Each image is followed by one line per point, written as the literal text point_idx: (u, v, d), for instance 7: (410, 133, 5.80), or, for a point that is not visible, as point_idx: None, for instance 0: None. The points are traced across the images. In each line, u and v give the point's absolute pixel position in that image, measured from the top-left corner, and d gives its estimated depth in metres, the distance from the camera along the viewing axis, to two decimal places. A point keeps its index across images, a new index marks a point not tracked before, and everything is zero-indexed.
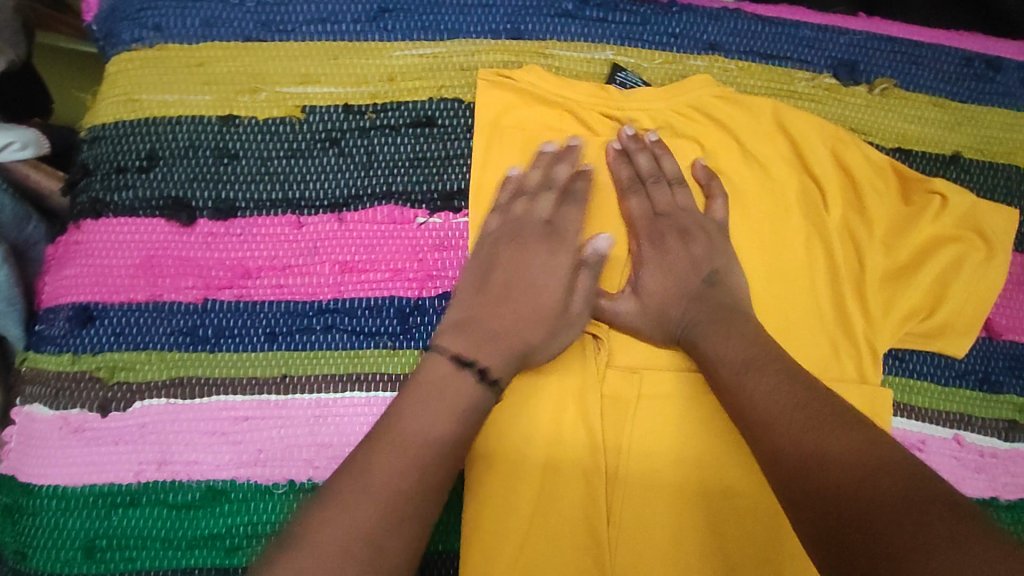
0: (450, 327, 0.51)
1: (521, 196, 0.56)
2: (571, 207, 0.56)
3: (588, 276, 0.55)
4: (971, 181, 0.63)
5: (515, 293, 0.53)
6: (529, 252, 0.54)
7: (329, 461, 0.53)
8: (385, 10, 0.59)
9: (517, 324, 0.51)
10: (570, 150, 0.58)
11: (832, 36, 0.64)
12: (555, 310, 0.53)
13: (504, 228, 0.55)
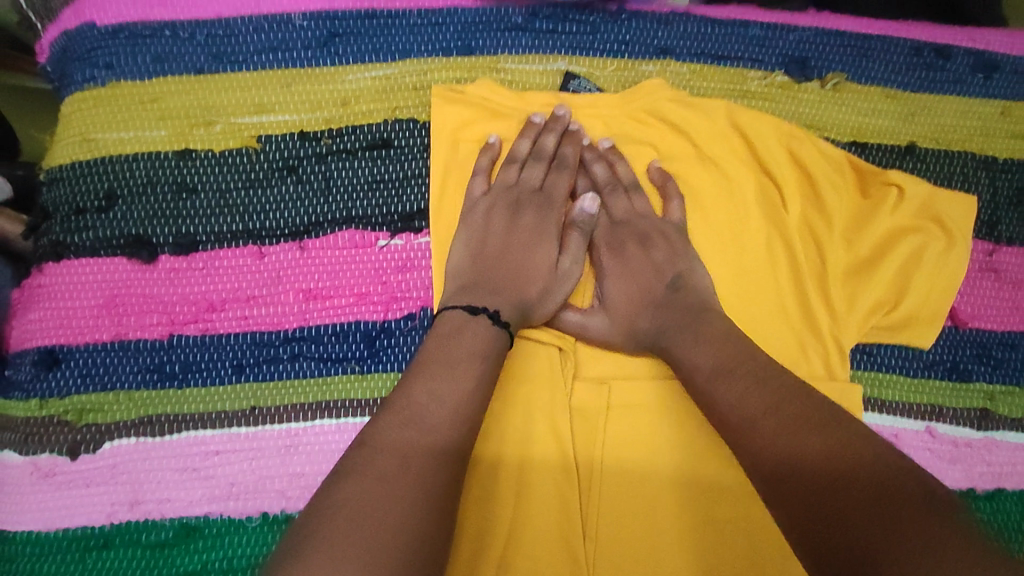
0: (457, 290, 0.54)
1: (513, 164, 0.59)
2: (560, 173, 0.60)
3: (578, 235, 0.59)
4: (928, 170, 0.64)
5: (514, 255, 0.57)
6: (523, 219, 0.58)
7: (302, 491, 0.54)
8: (336, 34, 0.60)
9: (516, 283, 0.55)
10: (532, 125, 0.59)
11: (781, 34, 0.64)
12: (554, 266, 0.57)
13: (500, 194, 0.59)
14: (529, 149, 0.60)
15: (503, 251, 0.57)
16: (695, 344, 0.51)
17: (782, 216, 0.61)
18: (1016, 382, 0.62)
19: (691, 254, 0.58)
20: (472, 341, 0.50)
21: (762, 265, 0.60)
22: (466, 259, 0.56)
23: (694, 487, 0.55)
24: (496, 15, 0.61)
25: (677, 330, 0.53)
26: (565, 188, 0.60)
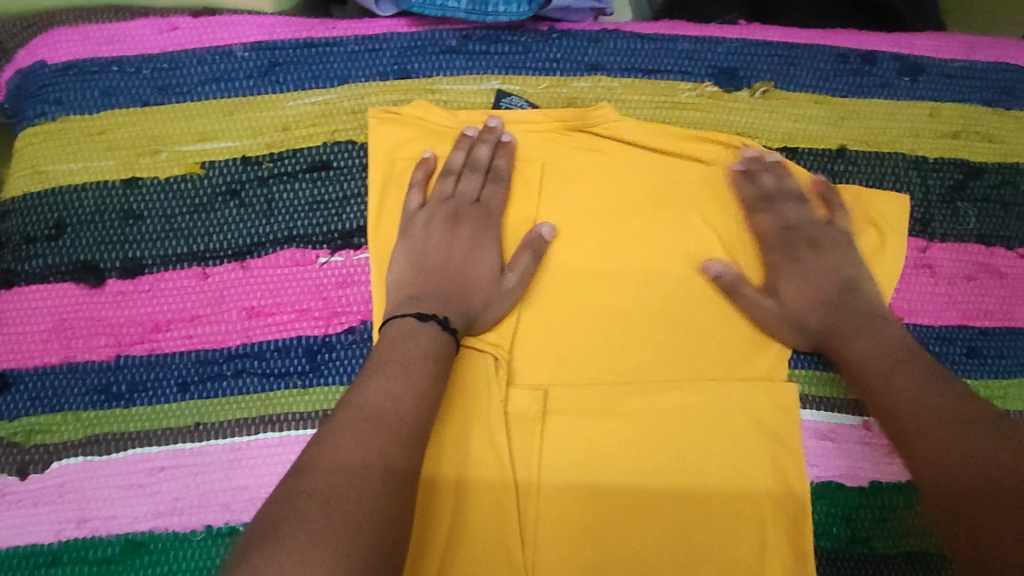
0: (402, 302, 0.56)
1: (449, 177, 0.61)
2: (496, 185, 0.61)
3: (529, 255, 0.59)
4: (859, 172, 0.66)
5: (454, 265, 0.58)
6: (460, 229, 0.59)
7: (246, 503, 0.55)
8: (276, 63, 0.62)
9: (457, 293, 0.57)
10: (467, 138, 0.61)
11: (708, 46, 0.66)
12: (495, 277, 0.58)
13: (438, 206, 0.60)
14: (464, 160, 0.61)
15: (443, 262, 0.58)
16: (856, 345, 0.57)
17: (714, 223, 0.63)
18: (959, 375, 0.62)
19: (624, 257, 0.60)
20: (405, 351, 0.52)
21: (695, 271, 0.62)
22: (408, 272, 0.58)
23: (635, 489, 0.57)
24: (429, 39, 0.64)
25: (848, 328, 0.58)
26: (502, 199, 0.61)
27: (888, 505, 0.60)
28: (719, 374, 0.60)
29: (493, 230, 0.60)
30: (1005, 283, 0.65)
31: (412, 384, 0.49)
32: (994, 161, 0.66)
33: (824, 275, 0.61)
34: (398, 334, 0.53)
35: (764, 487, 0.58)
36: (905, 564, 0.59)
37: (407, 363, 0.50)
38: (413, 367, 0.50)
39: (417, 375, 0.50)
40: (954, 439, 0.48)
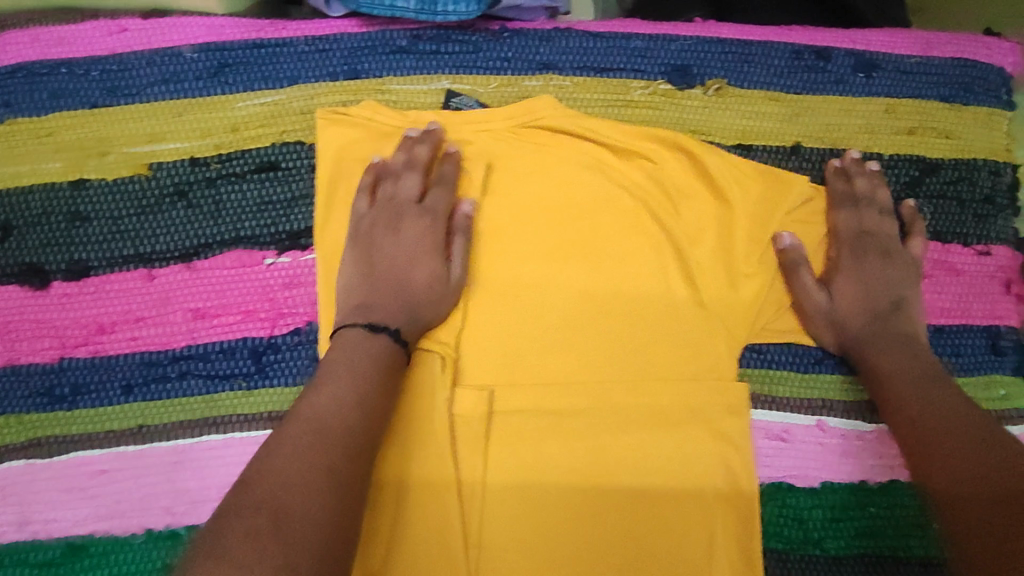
0: (352, 310, 0.56)
1: (394, 179, 0.60)
2: (442, 187, 0.60)
3: (462, 243, 0.59)
4: (812, 169, 0.66)
5: (400, 272, 0.57)
6: (405, 232, 0.58)
7: (187, 506, 0.55)
8: (226, 64, 0.62)
9: (403, 301, 0.56)
10: (408, 141, 0.60)
11: (661, 44, 0.65)
12: (442, 281, 0.57)
13: (383, 210, 0.59)
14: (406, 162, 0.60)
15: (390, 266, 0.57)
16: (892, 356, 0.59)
17: (666, 221, 0.62)
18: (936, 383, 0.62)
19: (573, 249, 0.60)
20: (349, 364, 0.50)
21: (646, 269, 0.61)
22: (356, 280, 0.57)
23: (585, 489, 0.57)
24: (380, 39, 0.63)
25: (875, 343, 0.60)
26: (449, 201, 0.60)
27: (838, 505, 0.60)
28: (669, 374, 0.59)
29: (437, 232, 0.59)
30: (961, 279, 0.65)
31: (356, 396, 0.48)
32: (950, 157, 0.66)
33: (877, 285, 0.61)
34: (345, 348, 0.52)
35: (712, 487, 0.58)
36: (855, 564, 0.59)
37: (350, 372, 0.49)
38: (359, 380, 0.49)
39: (362, 388, 0.49)
40: (963, 456, 0.51)
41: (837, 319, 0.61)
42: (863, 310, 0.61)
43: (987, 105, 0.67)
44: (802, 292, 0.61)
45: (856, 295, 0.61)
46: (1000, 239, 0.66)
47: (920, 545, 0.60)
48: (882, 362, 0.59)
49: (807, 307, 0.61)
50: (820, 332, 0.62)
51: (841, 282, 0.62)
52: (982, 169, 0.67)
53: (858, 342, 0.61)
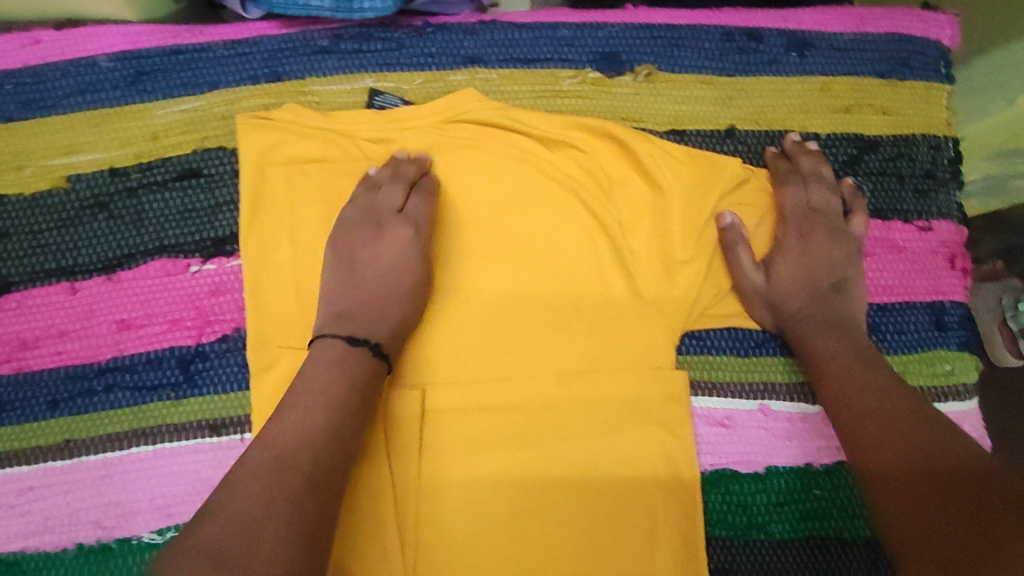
0: (331, 321, 0.55)
1: (374, 187, 0.59)
2: (421, 196, 0.59)
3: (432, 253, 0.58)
4: (748, 152, 0.64)
5: (379, 280, 0.56)
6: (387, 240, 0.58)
7: (117, 520, 0.54)
8: (143, 73, 0.61)
9: (376, 308, 0.55)
10: (395, 156, 0.60)
11: (589, 32, 0.64)
12: (424, 290, 0.57)
13: (360, 218, 0.58)
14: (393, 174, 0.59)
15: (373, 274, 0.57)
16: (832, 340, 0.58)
17: (598, 211, 0.61)
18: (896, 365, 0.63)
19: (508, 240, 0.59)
20: (326, 379, 0.49)
21: (579, 262, 0.60)
22: (336, 287, 0.57)
23: (523, 487, 0.56)
24: (300, 40, 0.63)
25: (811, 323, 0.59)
26: (428, 209, 0.59)
27: (783, 489, 0.60)
28: (606, 366, 0.58)
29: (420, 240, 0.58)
30: (902, 256, 0.64)
31: (326, 419, 0.47)
32: (889, 134, 0.65)
33: (818, 265, 0.61)
34: (328, 360, 0.51)
35: (654, 479, 0.57)
36: (800, 547, 0.59)
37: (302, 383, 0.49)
38: (332, 399, 0.48)
39: (333, 406, 0.48)
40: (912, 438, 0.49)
41: (774, 300, 0.61)
42: (801, 291, 0.61)
43: (925, 79, 0.66)
44: (741, 270, 0.61)
45: (794, 276, 0.61)
46: (943, 214, 0.65)
47: (865, 525, 0.60)
48: (816, 345, 0.58)
49: (745, 285, 0.61)
50: (757, 311, 0.61)
51: (782, 262, 0.61)
52: (922, 144, 0.66)
53: (795, 323, 0.60)
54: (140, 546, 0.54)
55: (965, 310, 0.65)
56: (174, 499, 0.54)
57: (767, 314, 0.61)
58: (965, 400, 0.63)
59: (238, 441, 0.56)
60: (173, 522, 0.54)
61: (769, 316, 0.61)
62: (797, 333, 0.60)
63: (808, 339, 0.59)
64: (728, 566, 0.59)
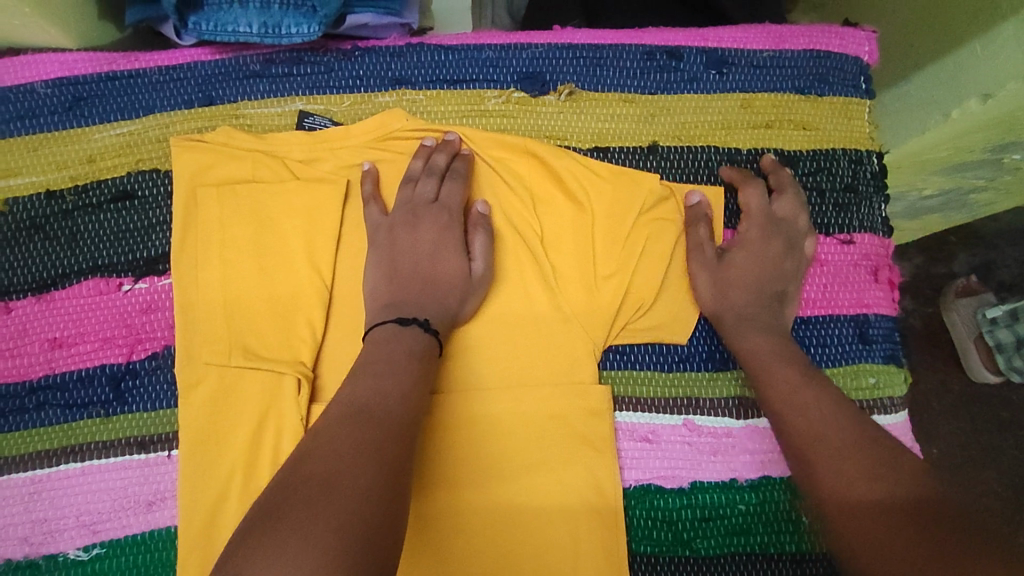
0: (376, 309, 0.57)
1: (408, 183, 0.61)
2: (454, 181, 0.61)
3: (483, 237, 0.60)
4: (671, 167, 0.66)
5: (420, 266, 0.58)
6: (420, 226, 0.60)
7: (45, 536, 0.56)
8: (80, 98, 0.63)
9: (436, 293, 0.57)
10: (423, 147, 0.62)
11: (513, 53, 0.66)
12: (466, 272, 0.59)
13: (396, 209, 0.60)
14: (423, 166, 0.62)
15: (409, 262, 0.58)
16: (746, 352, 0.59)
17: (521, 222, 0.63)
18: (845, 363, 0.64)
19: (444, 241, 0.59)
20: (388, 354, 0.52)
21: (503, 278, 0.62)
22: (381, 280, 0.58)
23: (442, 498, 0.58)
24: (233, 64, 0.65)
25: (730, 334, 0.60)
26: (460, 194, 0.61)
27: (709, 505, 0.61)
28: (526, 378, 0.60)
29: (454, 226, 0.60)
30: (825, 270, 0.66)
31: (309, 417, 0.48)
32: (809, 149, 0.67)
33: (764, 269, 0.62)
34: (385, 336, 0.53)
35: (575, 490, 0.58)
36: (727, 564, 0.60)
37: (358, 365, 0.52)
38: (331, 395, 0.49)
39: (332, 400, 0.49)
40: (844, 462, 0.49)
41: (718, 284, 0.62)
42: (742, 281, 0.62)
43: (845, 95, 0.68)
44: (696, 249, 0.63)
45: (739, 266, 0.62)
46: (864, 227, 0.67)
47: (790, 541, 0.60)
48: (749, 344, 0.59)
49: (696, 263, 0.63)
50: (703, 295, 0.62)
51: (735, 250, 0.63)
52: (842, 159, 0.67)
53: (734, 315, 0.61)
54: (66, 562, 0.56)
55: (890, 323, 0.66)
56: (100, 516, 0.57)
57: (710, 301, 0.62)
58: (891, 413, 0.64)
59: (165, 458, 0.58)
60: (99, 538, 0.56)
61: (712, 303, 0.62)
62: (733, 328, 0.61)
63: (740, 339, 0.60)
64: None
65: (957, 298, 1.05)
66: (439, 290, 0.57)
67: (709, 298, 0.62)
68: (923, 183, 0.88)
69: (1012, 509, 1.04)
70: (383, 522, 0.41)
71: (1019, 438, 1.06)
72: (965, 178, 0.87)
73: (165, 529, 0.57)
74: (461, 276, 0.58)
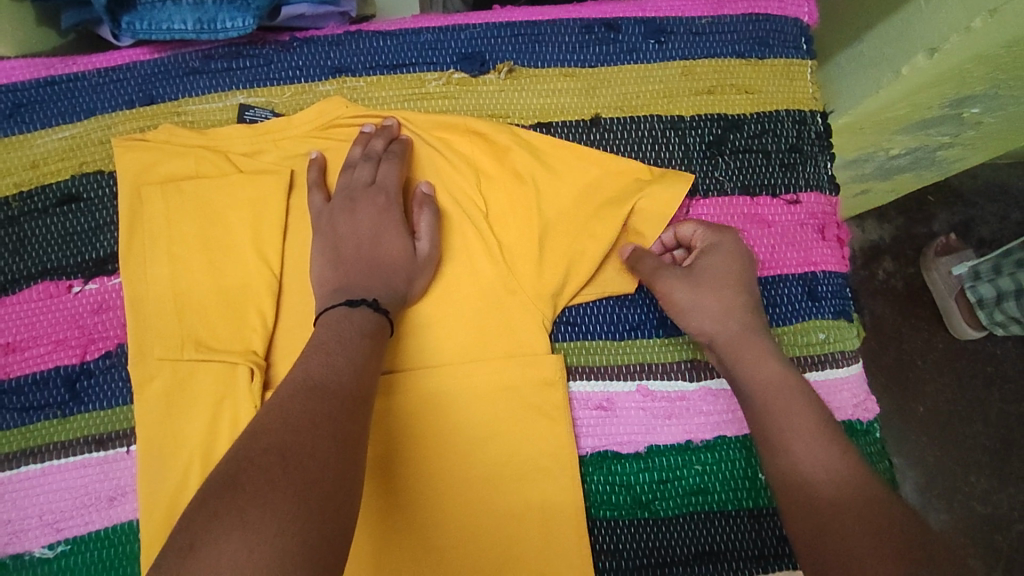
0: (325, 294, 0.57)
1: (348, 169, 0.62)
2: (392, 164, 0.61)
3: (428, 216, 0.61)
4: (615, 138, 0.66)
5: (365, 248, 0.58)
6: (361, 210, 0.60)
7: (8, 538, 0.57)
8: (21, 105, 0.63)
9: (381, 275, 0.57)
10: (362, 134, 0.62)
11: (452, 34, 0.67)
12: (410, 251, 0.59)
13: (336, 196, 0.61)
14: (362, 152, 0.62)
15: (353, 245, 0.58)
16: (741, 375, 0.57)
17: (467, 201, 0.63)
18: (792, 321, 0.65)
19: (388, 222, 0.59)
20: (337, 335, 0.52)
21: (452, 256, 0.62)
22: (327, 267, 0.58)
23: (401, 477, 0.58)
24: (172, 62, 0.65)
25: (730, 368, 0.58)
26: (398, 176, 0.61)
27: (666, 468, 0.62)
28: (482, 355, 0.60)
29: (395, 208, 0.60)
30: (774, 231, 0.66)
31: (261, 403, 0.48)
32: (753, 112, 0.67)
33: (725, 292, 0.59)
34: (332, 319, 0.53)
35: (536, 462, 0.59)
36: (687, 522, 0.60)
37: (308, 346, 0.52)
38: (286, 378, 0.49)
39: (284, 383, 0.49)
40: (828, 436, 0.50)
41: (706, 307, 0.59)
42: (726, 296, 0.59)
43: (786, 57, 0.68)
44: (667, 276, 0.60)
45: (719, 280, 0.59)
46: (811, 186, 0.67)
47: (748, 497, 0.61)
48: (753, 367, 0.56)
49: (674, 291, 0.60)
50: (696, 324, 0.59)
51: (705, 264, 0.60)
52: (786, 120, 0.67)
53: (730, 338, 0.58)
54: (32, 562, 0.57)
55: (841, 280, 0.66)
56: (62, 514, 0.57)
57: (705, 327, 0.59)
58: (844, 366, 0.65)
59: (124, 453, 0.58)
60: (62, 536, 0.57)
61: (705, 329, 0.59)
62: (734, 353, 0.57)
63: (746, 365, 0.57)
64: (615, 545, 0.60)
65: (937, 257, 1.06)
66: (383, 271, 0.57)
67: (703, 327, 0.59)
68: (889, 143, 0.87)
69: (1000, 463, 1.04)
70: (330, 499, 0.41)
71: (1003, 393, 1.07)
72: (930, 135, 0.87)
73: (127, 523, 0.57)
74: (405, 257, 0.58)
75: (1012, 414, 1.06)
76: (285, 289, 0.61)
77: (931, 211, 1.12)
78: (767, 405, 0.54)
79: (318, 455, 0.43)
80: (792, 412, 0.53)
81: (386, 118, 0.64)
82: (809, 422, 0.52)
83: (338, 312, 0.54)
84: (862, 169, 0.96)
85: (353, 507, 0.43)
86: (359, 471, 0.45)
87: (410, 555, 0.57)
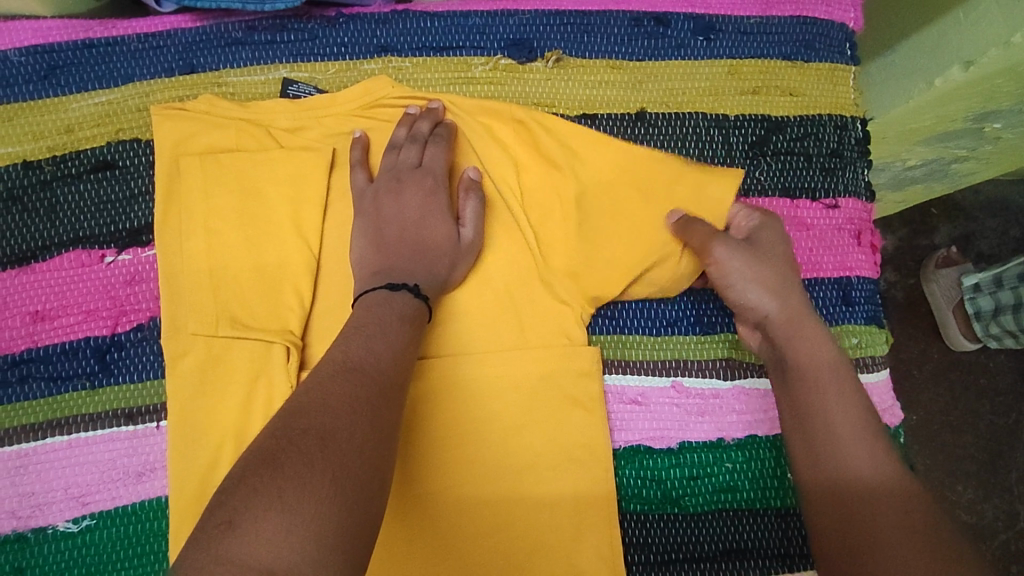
0: (367, 276, 0.56)
1: (392, 150, 0.61)
2: (439, 148, 0.60)
3: (473, 202, 0.60)
4: (659, 134, 0.66)
5: (408, 231, 0.58)
6: (406, 192, 0.59)
7: (32, 511, 0.56)
8: (56, 66, 0.62)
9: (424, 259, 0.57)
10: (407, 115, 0.62)
11: (500, 20, 0.66)
12: (454, 238, 0.58)
13: (380, 178, 0.60)
14: (406, 133, 0.61)
15: (396, 228, 0.58)
16: (799, 355, 0.56)
17: (510, 188, 0.63)
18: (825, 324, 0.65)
19: (434, 207, 0.59)
20: (377, 319, 0.51)
21: (495, 244, 0.62)
22: (369, 248, 0.57)
23: (433, 462, 0.58)
24: (215, 31, 0.63)
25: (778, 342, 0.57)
26: (445, 161, 0.60)
27: (697, 465, 0.62)
28: (515, 344, 0.60)
29: (441, 192, 0.60)
30: (811, 234, 0.66)
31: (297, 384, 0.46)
32: (795, 114, 0.67)
33: (777, 272, 0.58)
34: (374, 302, 0.52)
35: (564, 455, 0.59)
36: (713, 520, 0.61)
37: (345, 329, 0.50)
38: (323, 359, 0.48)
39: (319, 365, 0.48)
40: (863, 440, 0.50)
41: (763, 277, 0.58)
42: (781, 273, 0.58)
43: (831, 61, 0.68)
44: (725, 246, 0.58)
45: (773, 258, 0.59)
46: (849, 191, 0.68)
47: (776, 496, 0.62)
48: (804, 346, 0.56)
49: (731, 261, 0.58)
50: (749, 297, 0.58)
51: (760, 238, 0.60)
52: (828, 125, 0.68)
53: (788, 314, 0.57)
54: (55, 536, 0.56)
55: (873, 286, 0.67)
56: (89, 488, 0.56)
57: (759, 298, 0.58)
58: (874, 371, 0.66)
59: (154, 429, 0.57)
60: (88, 510, 0.56)
61: (760, 302, 0.58)
62: (788, 332, 0.57)
63: (796, 343, 0.56)
64: (643, 538, 0.60)
65: (937, 269, 1.07)
66: (429, 256, 0.57)
67: (756, 299, 0.58)
68: (907, 154, 0.88)
69: (989, 475, 1.06)
70: (362, 489, 0.40)
71: (995, 405, 1.09)
72: (949, 148, 0.87)
73: (155, 499, 0.56)
74: (449, 244, 0.58)
75: (1004, 429, 1.08)
76: (322, 268, 0.60)
77: (937, 224, 1.13)
78: (818, 385, 0.54)
79: (356, 443, 0.42)
80: (832, 395, 0.53)
81: (432, 101, 0.63)
82: (846, 406, 0.53)
83: (381, 295, 0.53)
84: (879, 178, 0.97)
85: (381, 497, 0.42)
86: (390, 460, 0.44)
87: (440, 542, 0.57)
